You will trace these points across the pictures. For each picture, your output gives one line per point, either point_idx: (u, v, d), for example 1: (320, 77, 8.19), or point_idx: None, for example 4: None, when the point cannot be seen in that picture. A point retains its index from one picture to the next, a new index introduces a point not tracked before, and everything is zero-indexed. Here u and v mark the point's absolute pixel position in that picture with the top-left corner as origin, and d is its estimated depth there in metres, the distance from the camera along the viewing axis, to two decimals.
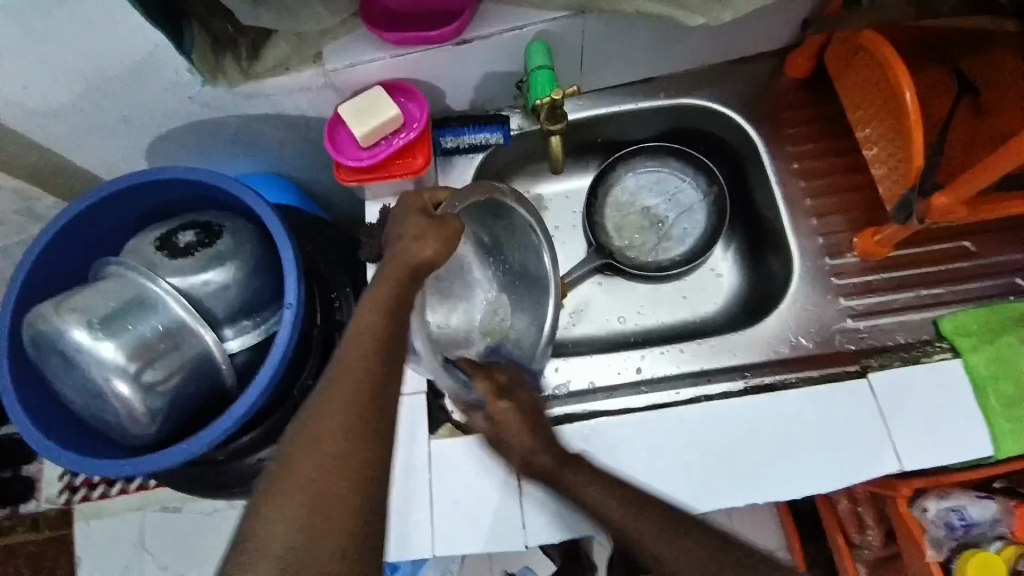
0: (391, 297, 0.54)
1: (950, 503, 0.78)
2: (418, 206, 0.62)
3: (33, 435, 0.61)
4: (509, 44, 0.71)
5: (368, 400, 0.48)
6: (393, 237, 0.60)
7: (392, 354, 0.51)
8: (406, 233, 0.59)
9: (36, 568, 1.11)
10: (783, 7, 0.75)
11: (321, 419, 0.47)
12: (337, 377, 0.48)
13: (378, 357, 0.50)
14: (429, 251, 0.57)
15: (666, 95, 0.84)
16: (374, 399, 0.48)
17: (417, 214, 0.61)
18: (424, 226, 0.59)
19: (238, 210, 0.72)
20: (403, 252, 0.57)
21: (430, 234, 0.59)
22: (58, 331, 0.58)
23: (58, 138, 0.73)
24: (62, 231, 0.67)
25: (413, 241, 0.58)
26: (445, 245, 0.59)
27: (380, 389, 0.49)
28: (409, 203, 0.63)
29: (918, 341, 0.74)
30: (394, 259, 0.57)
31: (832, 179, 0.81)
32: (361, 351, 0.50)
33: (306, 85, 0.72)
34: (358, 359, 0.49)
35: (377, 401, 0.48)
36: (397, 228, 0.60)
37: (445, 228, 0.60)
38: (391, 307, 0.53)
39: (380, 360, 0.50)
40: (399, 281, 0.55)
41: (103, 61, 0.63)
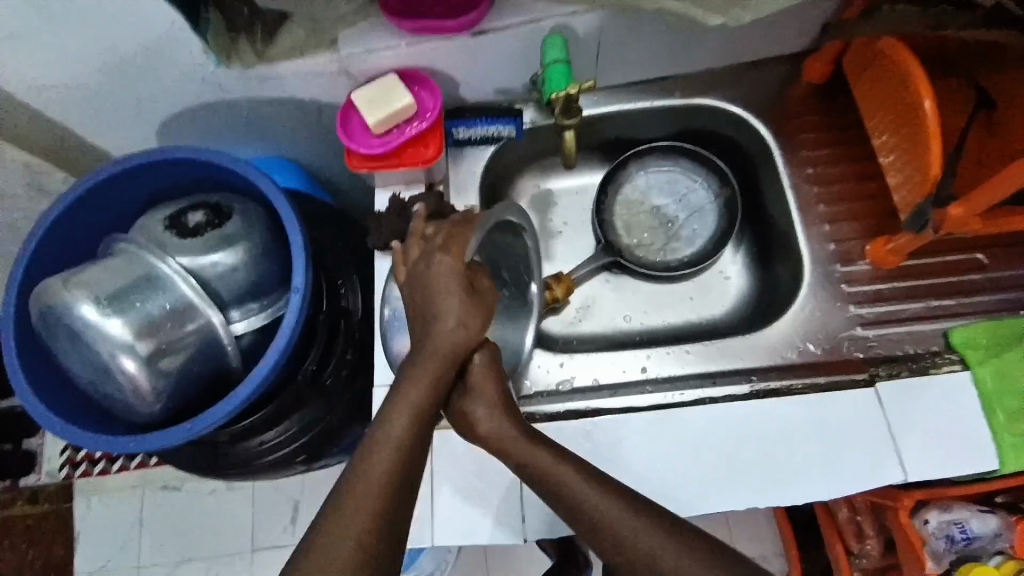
0: (430, 388, 0.52)
1: (950, 516, 0.77)
2: (455, 270, 0.56)
3: (36, 408, 0.60)
4: (525, 36, 0.70)
5: (402, 479, 0.48)
6: (428, 310, 0.56)
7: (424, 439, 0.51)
8: (443, 311, 0.55)
9: (30, 543, 1.11)
10: (803, 10, 0.74)
11: (356, 487, 0.46)
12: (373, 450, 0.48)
13: (412, 439, 0.50)
14: (464, 334, 0.55)
15: (681, 94, 0.83)
16: (407, 479, 0.48)
17: (441, 272, 0.56)
18: (463, 305, 0.55)
19: (249, 193, 0.72)
20: (443, 337, 0.54)
21: (471, 315, 0.55)
22: (67, 306, 0.58)
23: (70, 114, 0.73)
24: (72, 208, 0.67)
25: (451, 322, 0.55)
26: (482, 325, 0.56)
27: (413, 468, 0.49)
28: (444, 266, 0.56)
29: (928, 352, 0.73)
30: (433, 345, 0.54)
31: (846, 185, 0.80)
32: (397, 428, 0.50)
33: (320, 71, 0.71)
34: (394, 434, 0.49)
35: (409, 479, 0.48)
36: (432, 301, 0.56)
37: (480, 303, 0.57)
38: (430, 394, 0.52)
39: (415, 440, 0.50)
40: (433, 376, 0.53)
41: (118, 37, 0.62)
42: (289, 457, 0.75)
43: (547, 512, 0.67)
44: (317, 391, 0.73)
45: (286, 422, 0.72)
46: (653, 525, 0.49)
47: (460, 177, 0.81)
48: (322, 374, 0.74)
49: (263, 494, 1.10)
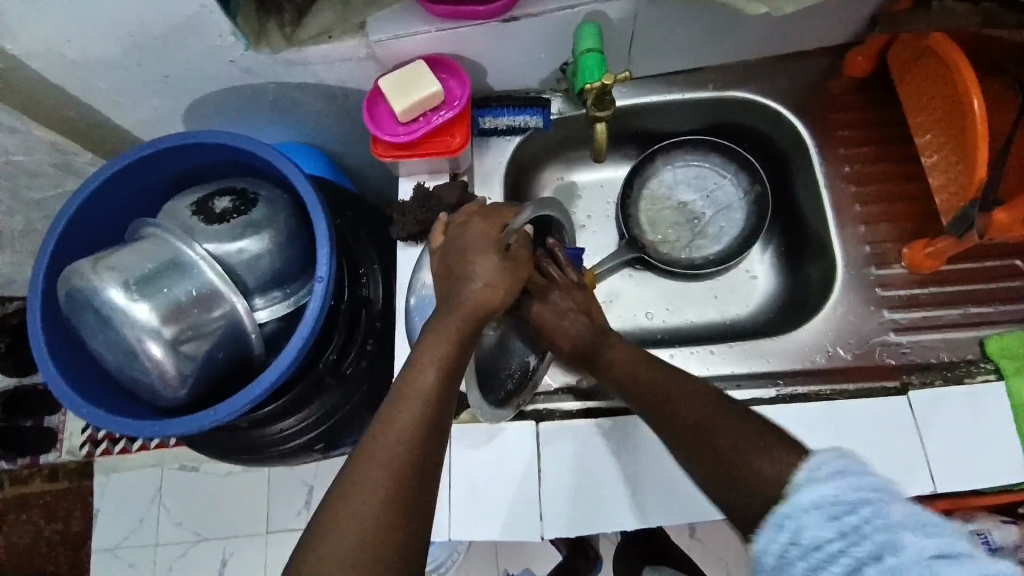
0: (448, 359, 0.51)
1: (975, 526, 0.75)
2: (486, 239, 0.57)
3: (64, 392, 0.61)
4: (558, 24, 0.69)
5: (414, 468, 0.47)
6: (458, 272, 0.56)
7: (441, 418, 0.50)
8: (472, 274, 0.55)
9: (50, 517, 1.14)
10: (849, 1, 0.71)
11: (371, 465, 0.46)
12: (381, 438, 0.47)
13: (427, 422, 0.49)
14: (494, 296, 0.55)
15: (715, 87, 0.81)
16: (421, 466, 0.47)
17: (479, 235, 0.57)
18: (495, 270, 0.55)
19: (273, 179, 0.72)
20: (468, 300, 0.54)
21: (500, 278, 0.55)
22: (95, 290, 0.59)
23: (97, 93, 0.73)
24: (97, 192, 0.67)
25: (478, 286, 0.55)
26: (511, 290, 0.56)
27: (427, 455, 0.48)
28: (476, 232, 0.57)
29: (961, 361, 0.71)
30: (458, 308, 0.54)
31: (884, 186, 0.78)
32: (410, 410, 0.49)
33: (348, 56, 0.70)
34: (406, 418, 0.48)
35: (423, 464, 0.47)
36: (463, 264, 0.56)
37: (515, 267, 0.57)
38: (447, 367, 0.51)
39: (429, 423, 0.49)
40: (455, 338, 0.52)
41: (148, 18, 0.62)
42: (308, 445, 0.75)
43: (566, 508, 0.67)
44: (336, 380, 0.73)
45: (306, 410, 0.73)
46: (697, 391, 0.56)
47: (485, 167, 0.80)
48: (342, 362, 0.74)
49: (278, 477, 1.11)
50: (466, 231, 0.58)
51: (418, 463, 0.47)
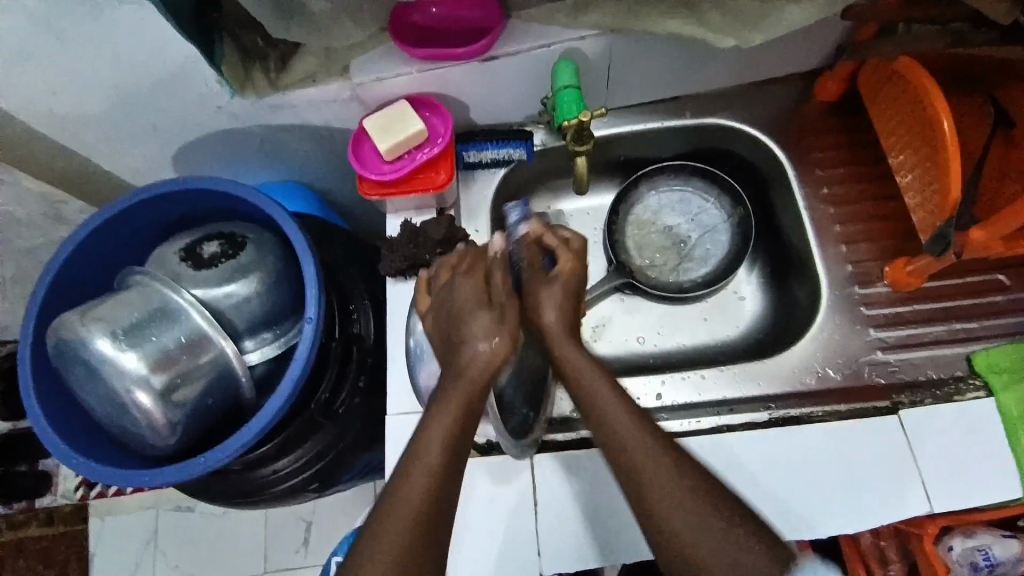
0: (454, 428, 0.52)
1: (974, 542, 0.74)
2: (476, 296, 0.57)
3: (55, 444, 0.61)
4: (536, 62, 0.71)
5: (426, 535, 0.49)
6: (453, 336, 0.56)
7: (450, 485, 0.51)
8: (469, 336, 0.55)
9: (44, 564, 1.12)
10: (819, 30, 0.73)
11: (383, 538, 0.48)
12: (394, 509, 0.49)
13: (437, 490, 0.50)
14: (490, 357, 0.54)
15: (693, 115, 0.82)
16: (433, 534, 0.49)
17: (469, 293, 0.57)
18: (491, 328, 0.55)
19: (262, 220, 0.73)
20: (469, 365, 0.54)
21: (498, 333, 0.55)
22: (84, 342, 0.59)
23: (87, 143, 0.74)
24: (86, 242, 0.68)
25: (478, 346, 0.54)
26: (511, 343, 0.55)
27: (436, 526, 0.49)
28: (465, 292, 0.57)
29: (950, 377, 0.71)
30: (463, 373, 0.54)
31: (863, 205, 0.79)
32: (419, 482, 0.50)
33: (332, 98, 0.72)
34: (416, 489, 0.50)
35: (432, 536, 0.49)
36: (458, 326, 0.56)
37: (506, 322, 0.56)
38: (454, 435, 0.52)
39: (439, 492, 0.50)
40: (462, 406, 0.53)
41: (136, 72, 0.63)
42: (302, 484, 0.74)
43: (563, 543, 0.66)
44: (328, 419, 0.73)
45: (299, 450, 0.72)
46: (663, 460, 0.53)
47: (471, 199, 0.82)
48: (334, 402, 0.73)
49: (274, 515, 1.09)
50: (456, 289, 0.58)
51: (430, 528, 0.49)
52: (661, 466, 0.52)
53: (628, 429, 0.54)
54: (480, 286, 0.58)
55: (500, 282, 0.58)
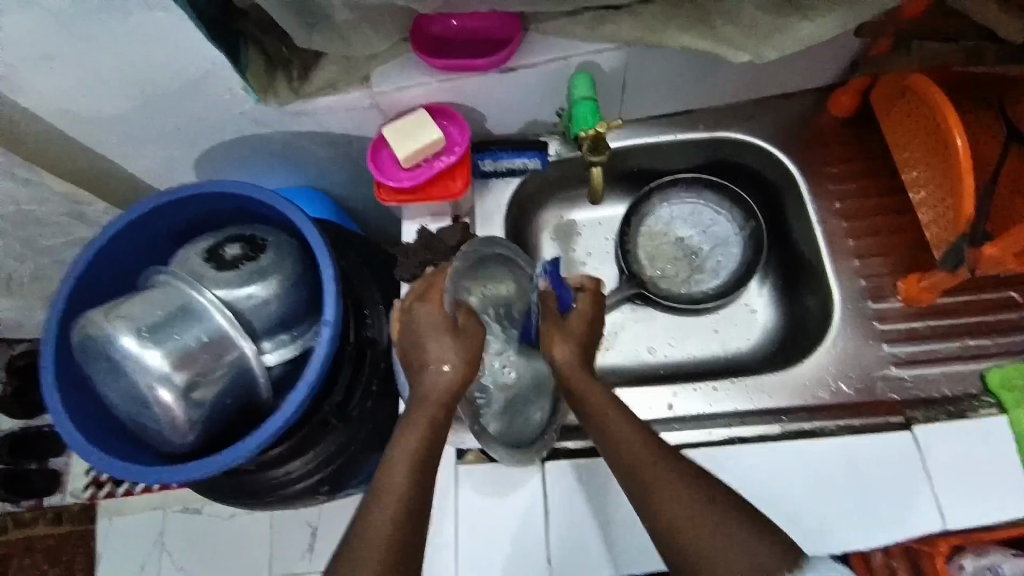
0: (421, 448, 0.54)
1: (986, 561, 0.65)
2: (435, 320, 0.57)
3: (74, 439, 0.62)
4: (553, 73, 0.72)
5: (401, 557, 0.51)
6: (416, 362, 0.57)
7: (419, 506, 0.53)
8: (430, 360, 0.56)
9: (53, 562, 1.13)
10: (832, 46, 0.74)
11: (359, 555, 0.50)
12: (367, 537, 0.51)
13: (407, 512, 0.52)
14: (453, 379, 0.55)
15: (706, 127, 0.83)
16: (406, 555, 0.51)
17: (429, 320, 0.57)
18: (450, 351, 0.56)
19: (282, 225, 0.74)
20: (432, 387, 0.55)
21: (458, 356, 0.55)
22: (109, 338, 0.60)
23: (113, 145, 0.76)
24: (111, 242, 0.70)
25: (439, 371, 0.55)
26: (472, 365, 0.56)
27: (410, 540, 0.51)
28: (425, 317, 0.58)
29: (963, 394, 0.71)
30: (426, 398, 0.55)
31: (876, 220, 0.79)
32: (389, 506, 0.52)
33: (351, 106, 0.73)
34: (385, 514, 0.51)
35: (410, 548, 0.51)
36: (419, 352, 0.57)
37: (467, 343, 0.56)
38: (419, 457, 0.53)
39: (409, 514, 0.52)
40: (429, 425, 0.54)
41: (162, 76, 0.65)
42: (312, 486, 0.75)
43: (571, 552, 0.67)
44: (342, 423, 0.73)
45: (310, 452, 0.73)
46: (660, 459, 0.56)
47: (486, 207, 0.83)
48: (348, 405, 0.73)
49: (279, 519, 1.08)
50: (417, 315, 0.58)
51: (404, 551, 0.51)
52: (664, 479, 0.55)
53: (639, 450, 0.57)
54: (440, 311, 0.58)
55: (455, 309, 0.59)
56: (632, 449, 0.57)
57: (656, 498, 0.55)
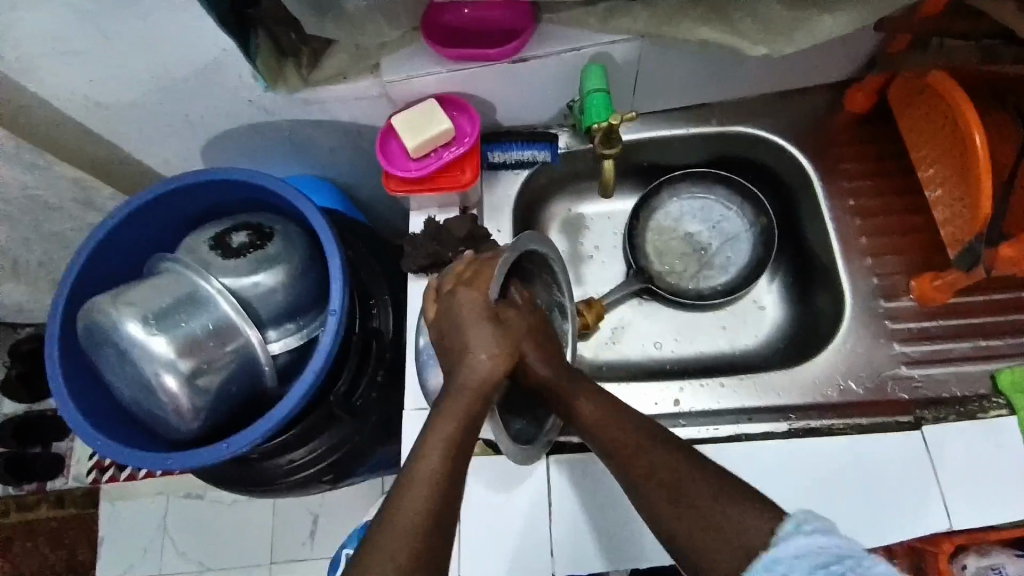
0: (455, 437, 0.52)
1: (988, 561, 0.66)
2: (478, 309, 0.58)
3: (78, 424, 0.62)
4: (565, 65, 0.71)
5: (430, 552, 0.48)
6: (456, 347, 0.57)
7: (451, 498, 0.50)
8: (470, 347, 0.56)
9: (53, 547, 1.12)
10: (850, 41, 0.73)
11: (385, 542, 0.47)
12: (393, 526, 0.48)
13: (437, 503, 0.49)
14: (494, 367, 0.55)
15: (719, 122, 0.82)
16: (434, 549, 0.48)
17: (475, 307, 0.58)
18: (490, 340, 0.56)
19: (290, 214, 0.74)
20: (470, 374, 0.55)
21: (498, 346, 0.56)
22: (115, 325, 0.60)
23: (122, 131, 0.75)
24: (118, 228, 0.69)
25: (478, 358, 0.56)
26: (511, 357, 0.57)
27: (439, 534, 0.48)
28: (468, 303, 0.58)
29: (974, 395, 0.70)
30: (462, 386, 0.55)
31: (889, 218, 0.78)
32: (419, 494, 0.49)
33: (361, 95, 0.73)
34: (415, 503, 0.49)
35: (439, 542, 0.48)
36: (459, 339, 0.57)
37: (509, 333, 0.57)
38: (453, 445, 0.52)
39: (440, 504, 0.49)
40: (467, 411, 0.54)
41: (173, 63, 0.64)
42: (316, 475, 0.75)
43: (576, 546, 0.67)
44: (347, 413, 0.73)
45: (314, 442, 0.73)
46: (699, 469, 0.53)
47: (495, 199, 0.82)
48: (353, 395, 0.74)
49: (282, 507, 1.09)
50: (461, 302, 0.58)
51: (432, 545, 0.48)
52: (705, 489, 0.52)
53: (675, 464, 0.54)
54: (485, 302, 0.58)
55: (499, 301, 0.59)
56: (665, 459, 0.54)
57: (697, 509, 0.51)
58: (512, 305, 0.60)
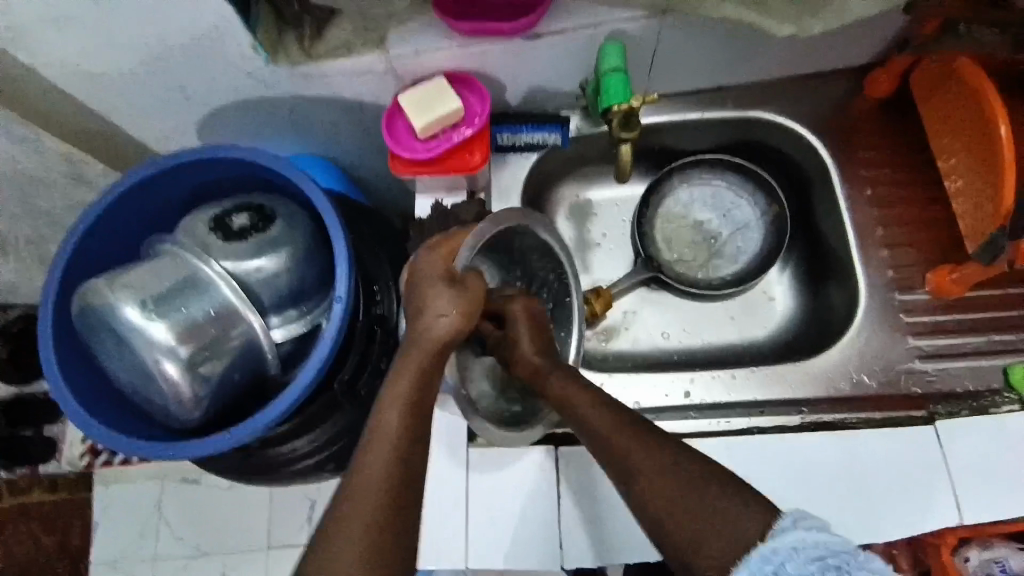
0: (412, 395, 0.52)
1: (992, 554, 0.67)
2: (437, 270, 0.57)
3: (74, 412, 0.60)
4: (581, 42, 0.68)
5: (401, 513, 0.47)
6: (413, 309, 0.57)
7: (417, 455, 0.50)
8: (427, 306, 0.56)
9: (49, 529, 1.12)
10: (875, 24, 0.71)
11: (352, 507, 0.47)
12: (357, 485, 0.48)
13: (404, 459, 0.49)
14: (449, 326, 0.55)
15: (735, 106, 0.80)
16: (398, 509, 0.47)
17: (437, 277, 0.56)
18: (447, 300, 0.55)
19: (290, 194, 0.71)
20: (424, 334, 0.55)
21: (455, 306, 0.55)
22: (112, 309, 0.57)
23: (114, 104, 0.72)
24: (114, 208, 0.66)
25: (436, 318, 0.55)
26: (469, 317, 0.56)
27: (406, 493, 0.48)
28: (426, 266, 0.57)
29: (986, 390, 0.71)
30: (416, 343, 0.55)
31: (906, 210, 0.77)
32: (380, 457, 0.49)
33: (366, 71, 0.69)
34: (379, 463, 0.49)
35: (407, 504, 0.48)
36: (417, 299, 0.57)
37: (469, 292, 0.56)
38: (412, 402, 0.52)
39: (405, 463, 0.49)
40: (421, 372, 0.53)
41: (166, 30, 0.61)
42: (319, 464, 0.73)
43: (586, 541, 0.66)
44: (350, 401, 0.71)
45: (318, 431, 0.71)
46: (698, 477, 0.51)
47: (503, 183, 0.80)
48: (357, 384, 0.71)
49: (280, 495, 1.07)
50: (424, 273, 0.57)
51: (400, 505, 0.48)
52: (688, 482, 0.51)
53: (689, 493, 0.50)
54: (445, 271, 0.57)
55: (465, 265, 0.58)
56: (684, 490, 0.50)
57: (700, 525, 0.48)
58: (476, 269, 0.58)
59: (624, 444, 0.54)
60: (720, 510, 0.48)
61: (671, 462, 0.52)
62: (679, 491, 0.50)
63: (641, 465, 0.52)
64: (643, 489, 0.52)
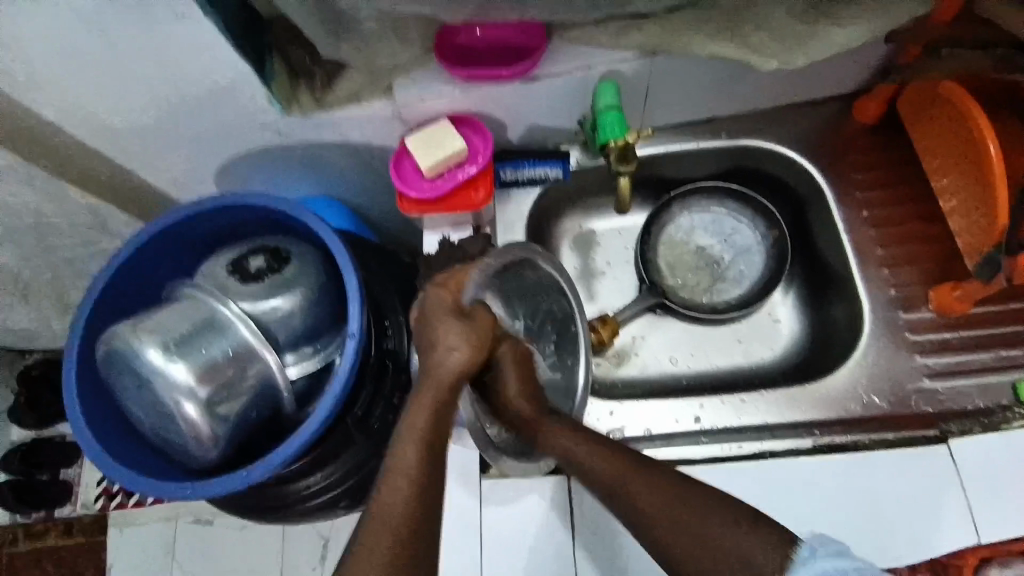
0: (427, 429, 0.53)
1: None
2: (445, 305, 0.58)
3: (96, 454, 0.61)
4: (577, 84, 0.71)
5: (418, 545, 0.48)
6: (424, 344, 0.58)
7: (433, 488, 0.51)
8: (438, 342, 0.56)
9: (62, 574, 1.11)
10: (859, 54, 0.74)
11: (371, 544, 0.47)
12: (377, 521, 0.48)
13: (418, 494, 0.50)
14: (461, 360, 0.56)
15: (729, 136, 0.83)
16: (416, 543, 0.48)
17: (446, 311, 0.57)
18: (457, 334, 0.56)
19: (304, 235, 0.74)
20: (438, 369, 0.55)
21: (466, 340, 0.56)
22: (135, 352, 0.59)
23: (136, 155, 0.76)
24: (137, 254, 0.69)
25: (447, 353, 0.56)
26: (479, 350, 0.57)
27: (423, 527, 0.49)
28: (435, 301, 0.58)
29: (997, 406, 0.70)
30: (429, 378, 0.55)
31: (904, 229, 0.78)
32: (397, 493, 0.49)
33: (374, 117, 0.73)
34: (396, 498, 0.49)
35: (425, 538, 0.49)
36: (428, 334, 0.57)
37: (478, 326, 0.57)
38: (427, 436, 0.52)
39: (421, 497, 0.50)
40: (433, 406, 0.54)
41: (188, 87, 0.65)
42: (332, 500, 0.74)
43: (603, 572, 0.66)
44: (363, 436, 0.72)
45: (331, 466, 0.71)
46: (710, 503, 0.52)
47: (507, 218, 0.82)
48: (369, 418, 0.72)
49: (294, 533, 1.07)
50: (433, 308, 0.58)
51: (419, 539, 0.48)
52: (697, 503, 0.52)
53: (707, 521, 0.51)
54: (454, 306, 0.58)
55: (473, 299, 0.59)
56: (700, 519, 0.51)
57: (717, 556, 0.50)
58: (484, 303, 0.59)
59: (637, 481, 0.54)
60: (735, 538, 0.50)
61: (684, 491, 0.53)
62: (693, 525, 0.51)
63: (653, 503, 0.53)
64: (655, 525, 0.52)
